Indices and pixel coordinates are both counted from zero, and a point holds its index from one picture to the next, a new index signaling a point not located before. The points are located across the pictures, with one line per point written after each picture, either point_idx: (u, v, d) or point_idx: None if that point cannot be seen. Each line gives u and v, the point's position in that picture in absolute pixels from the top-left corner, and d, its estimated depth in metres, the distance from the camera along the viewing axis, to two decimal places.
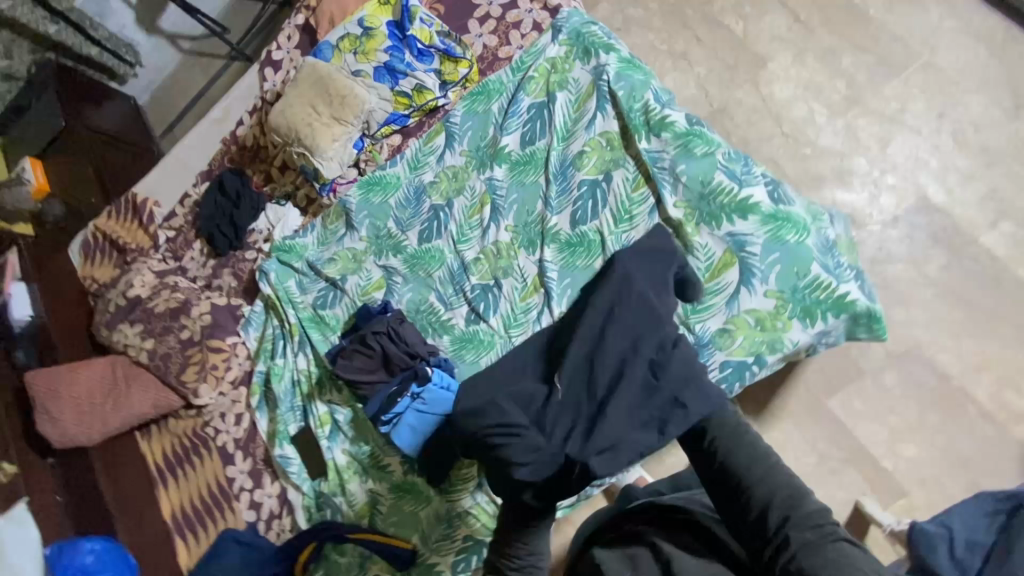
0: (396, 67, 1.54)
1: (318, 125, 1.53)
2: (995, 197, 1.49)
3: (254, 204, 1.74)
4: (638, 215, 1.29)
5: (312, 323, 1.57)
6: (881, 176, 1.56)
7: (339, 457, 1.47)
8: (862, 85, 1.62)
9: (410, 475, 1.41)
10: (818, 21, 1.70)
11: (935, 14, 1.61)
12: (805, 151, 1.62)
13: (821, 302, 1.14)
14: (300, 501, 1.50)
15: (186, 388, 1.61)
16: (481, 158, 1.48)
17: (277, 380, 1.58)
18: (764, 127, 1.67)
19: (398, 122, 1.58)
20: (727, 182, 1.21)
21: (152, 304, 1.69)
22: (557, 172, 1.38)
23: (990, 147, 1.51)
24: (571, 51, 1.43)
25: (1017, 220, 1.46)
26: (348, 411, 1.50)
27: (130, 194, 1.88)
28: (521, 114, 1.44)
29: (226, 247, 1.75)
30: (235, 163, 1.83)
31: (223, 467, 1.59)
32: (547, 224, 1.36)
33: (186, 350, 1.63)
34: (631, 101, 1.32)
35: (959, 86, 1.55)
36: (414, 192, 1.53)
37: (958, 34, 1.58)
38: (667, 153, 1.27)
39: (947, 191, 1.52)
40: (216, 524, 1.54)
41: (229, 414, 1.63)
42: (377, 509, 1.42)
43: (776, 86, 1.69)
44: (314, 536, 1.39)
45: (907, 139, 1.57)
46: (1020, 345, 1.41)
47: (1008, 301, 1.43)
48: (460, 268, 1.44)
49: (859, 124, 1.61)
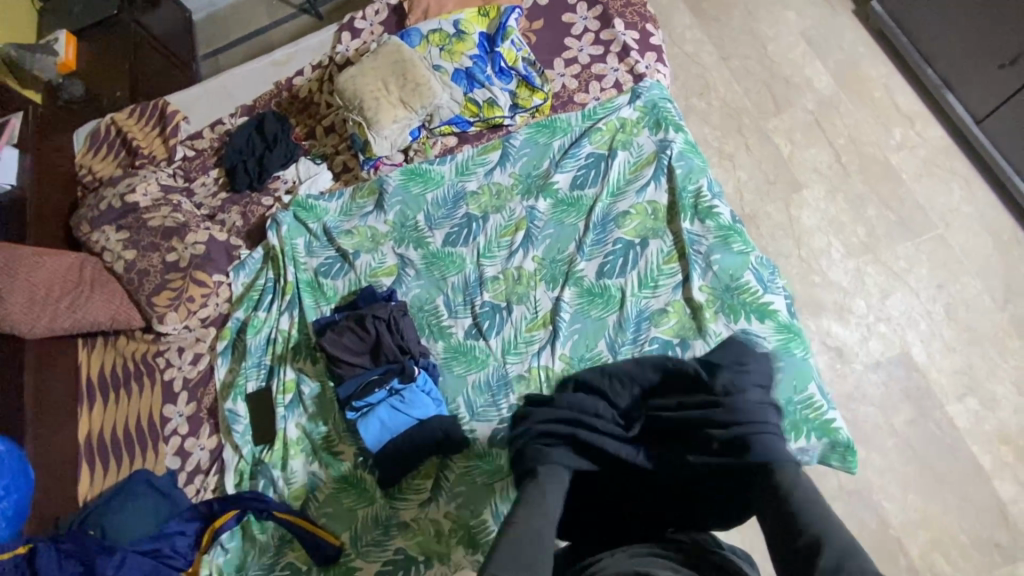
0: (476, 75, 1.57)
1: (384, 102, 1.54)
2: (968, 372, 1.60)
3: (287, 152, 1.71)
4: (663, 286, 1.33)
5: (308, 287, 1.52)
6: (875, 322, 1.67)
7: (291, 429, 1.40)
8: (880, 237, 1.76)
9: (360, 469, 1.34)
10: (856, 168, 1.84)
11: (957, 197, 1.77)
12: (814, 279, 1.74)
13: (809, 421, 1.17)
14: (234, 463, 1.41)
15: (152, 311, 1.51)
16: (529, 186, 1.50)
17: (252, 332, 1.51)
18: (784, 244, 1.78)
19: (459, 125, 1.61)
20: (754, 284, 1.26)
21: (147, 216, 1.60)
22: (597, 222, 1.41)
23: (975, 328, 1.64)
24: (642, 118, 1.50)
25: (982, 399, 1.57)
26: (315, 386, 1.43)
27: (162, 102, 1.83)
28: (579, 158, 1.49)
29: (245, 186, 1.69)
30: (281, 109, 1.80)
31: (163, 403, 1.49)
32: (574, 266, 1.38)
33: (167, 273, 1.54)
34: (686, 181, 1.39)
35: (961, 265, 1.70)
36: (453, 195, 1.54)
37: (972, 220, 1.74)
38: (706, 239, 1.33)
39: (929, 354, 1.63)
40: (136, 461, 1.45)
41: (188, 351, 1.54)
42: (314, 495, 1.34)
43: (805, 212, 1.81)
44: (238, 503, 1.31)
45: (905, 297, 1.69)
46: (960, 514, 1.48)
47: (957, 470, 1.51)
48: (477, 281, 1.43)
49: (867, 269, 1.73)
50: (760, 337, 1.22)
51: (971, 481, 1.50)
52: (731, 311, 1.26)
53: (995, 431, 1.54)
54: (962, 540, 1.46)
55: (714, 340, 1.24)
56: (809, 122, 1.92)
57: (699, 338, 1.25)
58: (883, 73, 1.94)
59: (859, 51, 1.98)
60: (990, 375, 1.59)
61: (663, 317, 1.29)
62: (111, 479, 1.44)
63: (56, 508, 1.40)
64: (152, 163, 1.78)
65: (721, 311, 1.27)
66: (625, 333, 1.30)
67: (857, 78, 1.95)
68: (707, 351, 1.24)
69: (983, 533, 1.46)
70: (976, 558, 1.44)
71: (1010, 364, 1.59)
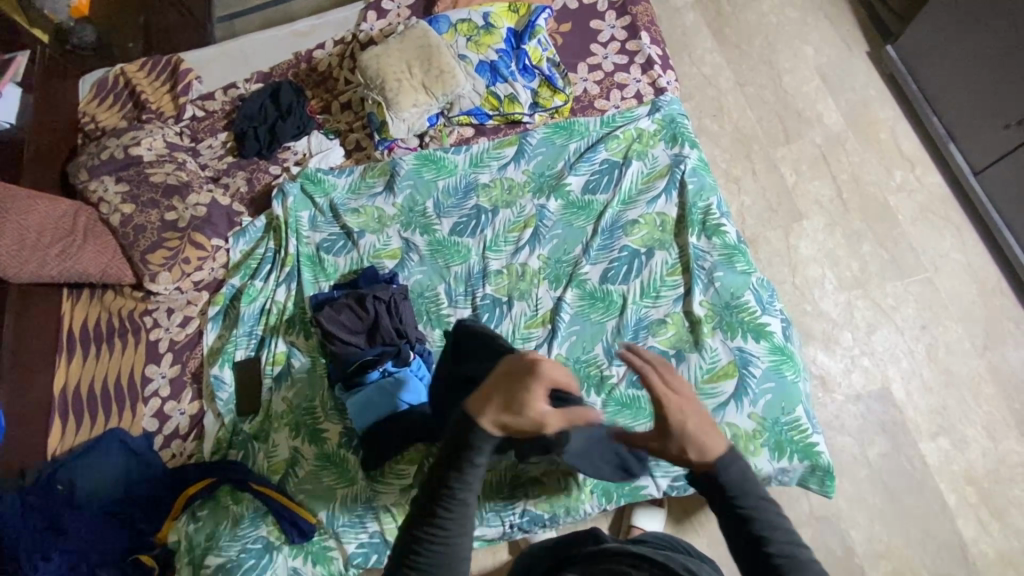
0: (500, 69, 1.59)
1: (406, 85, 1.54)
2: (943, 413, 1.65)
3: (300, 124, 1.68)
4: (664, 297, 1.34)
5: (308, 262, 1.50)
6: (859, 355, 1.72)
7: (276, 402, 1.37)
8: (872, 274, 1.81)
9: (344, 449, 1.32)
10: (856, 204, 1.89)
11: (948, 243, 1.83)
12: (805, 307, 1.78)
13: (793, 442, 1.20)
14: (214, 432, 1.38)
15: (145, 268, 1.47)
16: (541, 184, 1.51)
17: (246, 301, 1.48)
18: (780, 271, 1.82)
19: (478, 117, 1.61)
20: (753, 304, 1.29)
21: (150, 171, 1.56)
22: (606, 228, 1.42)
23: (954, 371, 1.69)
24: (660, 131, 1.52)
25: (953, 440, 1.62)
26: (306, 360, 1.41)
27: (176, 58, 1.80)
28: (594, 163, 1.50)
29: (253, 152, 1.67)
30: (298, 80, 1.78)
31: (146, 363, 1.46)
32: (579, 269, 1.39)
33: (164, 232, 1.50)
34: (696, 198, 1.41)
35: (946, 309, 1.75)
36: (464, 185, 1.54)
37: (960, 266, 1.80)
38: (711, 256, 1.35)
39: (907, 391, 1.67)
40: (111, 419, 1.41)
41: (177, 314, 1.51)
42: (293, 470, 1.32)
43: (802, 241, 1.86)
44: (212, 472, 1.30)
45: (890, 334, 1.74)
46: (922, 548, 1.52)
47: (923, 507, 1.56)
48: (480, 273, 1.43)
49: (857, 304, 1.77)
50: (754, 357, 1.25)
51: (936, 517, 1.54)
52: (729, 329, 1.28)
53: (962, 471, 1.59)
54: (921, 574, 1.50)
55: (709, 355, 1.26)
56: (815, 155, 1.96)
57: (695, 351, 1.27)
58: (890, 116, 2.00)
59: (870, 92, 2.04)
60: (963, 419, 1.64)
61: (662, 327, 1.31)
62: (83, 436, 1.40)
63: (22, 460, 1.36)
64: (159, 119, 1.73)
65: (719, 327, 1.29)
66: (622, 338, 1.31)
67: (866, 119, 2.00)
68: (701, 365, 1.26)
69: (942, 570, 1.50)
70: None
71: (982, 409, 1.64)
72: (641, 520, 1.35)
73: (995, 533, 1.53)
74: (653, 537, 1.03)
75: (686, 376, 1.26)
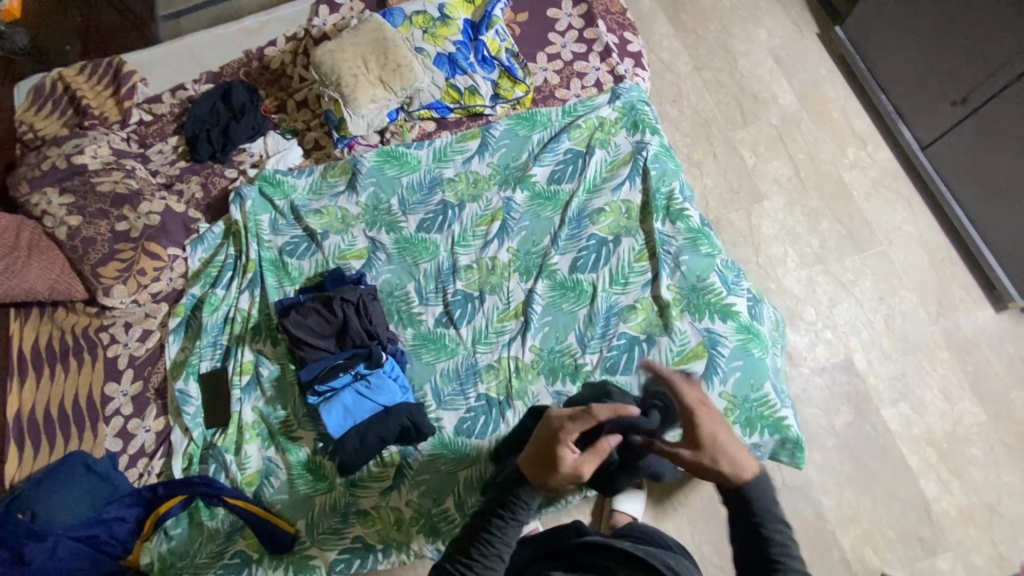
0: (458, 61, 1.57)
1: (363, 80, 1.51)
2: (902, 379, 1.72)
3: (255, 124, 1.63)
4: (633, 283, 1.35)
5: (272, 267, 1.46)
6: (822, 329, 1.78)
7: (246, 412, 1.34)
8: (831, 249, 1.87)
9: (320, 456, 1.30)
10: (813, 183, 1.95)
11: (900, 217, 1.90)
12: (769, 285, 1.83)
13: (763, 418, 1.23)
14: (183, 447, 1.33)
15: (97, 282, 1.41)
16: (506, 176, 1.50)
17: (208, 310, 1.43)
18: (744, 251, 1.87)
19: (439, 110, 1.59)
20: (719, 285, 1.31)
21: (96, 180, 1.49)
22: (573, 218, 1.43)
23: (910, 338, 1.76)
24: (620, 118, 1.52)
25: (912, 405, 1.70)
26: (275, 368, 1.37)
27: (118, 60, 1.71)
28: (558, 154, 1.50)
29: (207, 156, 1.60)
30: (250, 79, 1.72)
31: (105, 381, 1.40)
32: (548, 260, 1.39)
33: (115, 243, 1.44)
34: (659, 183, 1.43)
35: (901, 281, 1.82)
36: (429, 180, 1.51)
37: (913, 238, 1.87)
38: (676, 240, 1.37)
39: (868, 361, 1.74)
40: (71, 442, 1.35)
41: (136, 328, 1.45)
42: (269, 480, 1.28)
43: (765, 221, 1.91)
44: (183, 489, 1.24)
45: (850, 307, 1.80)
46: (887, 509, 1.59)
47: (888, 470, 1.63)
48: (450, 269, 1.42)
49: (818, 279, 1.83)
50: (722, 337, 1.27)
51: (900, 480, 1.62)
52: (697, 310, 1.30)
53: (922, 434, 1.67)
54: (889, 535, 1.57)
55: (679, 337, 1.28)
56: (773, 136, 2.01)
57: (665, 335, 1.29)
58: (842, 96, 2.06)
59: (822, 73, 2.09)
60: (920, 383, 1.72)
61: (632, 313, 1.32)
62: (41, 462, 1.33)
63: None
64: (103, 125, 1.65)
65: (687, 310, 1.31)
66: (594, 327, 1.32)
67: (819, 99, 2.06)
68: (672, 348, 1.28)
69: (908, 528, 1.57)
70: (901, 551, 1.55)
71: (938, 373, 1.72)
72: (623, 503, 1.37)
73: (955, 490, 1.61)
74: (639, 530, 1.06)
75: (657, 360, 1.27)
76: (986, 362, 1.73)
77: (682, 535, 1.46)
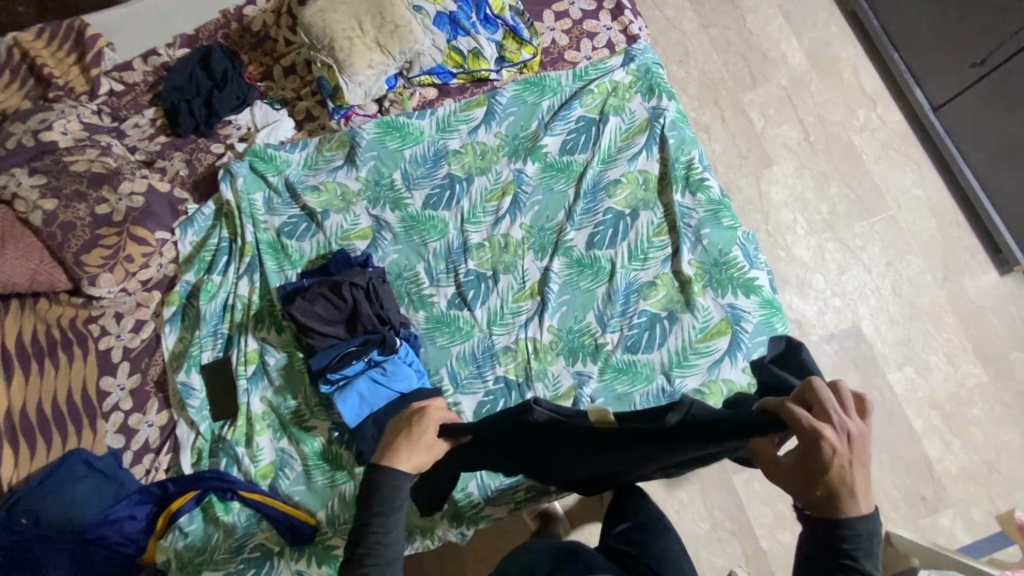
0: (460, 21, 1.46)
1: (358, 43, 1.39)
2: (907, 344, 1.74)
3: (240, 93, 1.49)
4: (653, 258, 1.31)
5: (270, 249, 1.37)
6: (831, 296, 1.78)
7: (255, 404, 1.29)
8: (840, 215, 1.84)
9: (336, 445, 1.26)
10: (822, 146, 1.90)
11: (909, 179, 1.87)
12: (779, 253, 1.81)
13: None
14: (190, 442, 1.28)
15: (81, 272, 1.31)
16: (515, 147, 1.42)
17: (206, 299, 1.34)
18: (753, 219, 1.84)
19: (441, 76, 1.48)
20: (741, 260, 1.27)
21: (69, 159, 1.36)
22: (588, 190, 1.36)
23: (916, 303, 1.77)
24: (636, 82, 1.44)
25: (918, 368, 1.72)
26: (282, 356, 1.31)
27: (80, 22, 1.54)
28: (570, 122, 1.42)
29: (189, 130, 1.47)
30: (230, 43, 1.57)
31: (100, 375, 1.33)
32: (563, 236, 1.33)
33: (97, 228, 1.33)
34: (678, 153, 1.36)
35: (909, 245, 1.81)
36: (434, 153, 1.42)
37: (921, 202, 1.85)
38: (696, 213, 1.32)
39: (876, 327, 1.75)
40: (70, 440, 1.28)
41: (128, 318, 1.36)
42: (284, 472, 1.25)
43: (774, 187, 1.87)
44: (195, 485, 1.20)
45: (858, 273, 1.79)
46: (892, 470, 1.64)
47: (893, 432, 1.67)
48: (460, 248, 1.35)
49: (827, 246, 1.82)
50: (745, 312, 1.24)
51: (903, 440, 1.66)
52: (720, 286, 1.26)
53: (926, 397, 1.70)
54: (892, 494, 1.62)
55: (701, 314, 1.25)
56: (782, 98, 1.95)
57: (687, 312, 1.25)
58: (851, 54, 1.99)
59: (831, 30, 2.01)
60: (926, 347, 1.73)
61: (652, 290, 1.28)
62: (38, 462, 1.26)
63: None
64: (70, 97, 1.50)
65: (709, 285, 1.27)
66: (614, 305, 1.28)
67: (828, 58, 1.99)
68: (694, 325, 1.24)
69: (911, 487, 1.63)
70: (904, 509, 1.61)
71: (942, 337, 1.74)
72: None
73: (956, 449, 1.66)
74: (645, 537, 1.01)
75: (679, 337, 1.24)
76: (989, 325, 1.75)
77: (695, 504, 1.50)
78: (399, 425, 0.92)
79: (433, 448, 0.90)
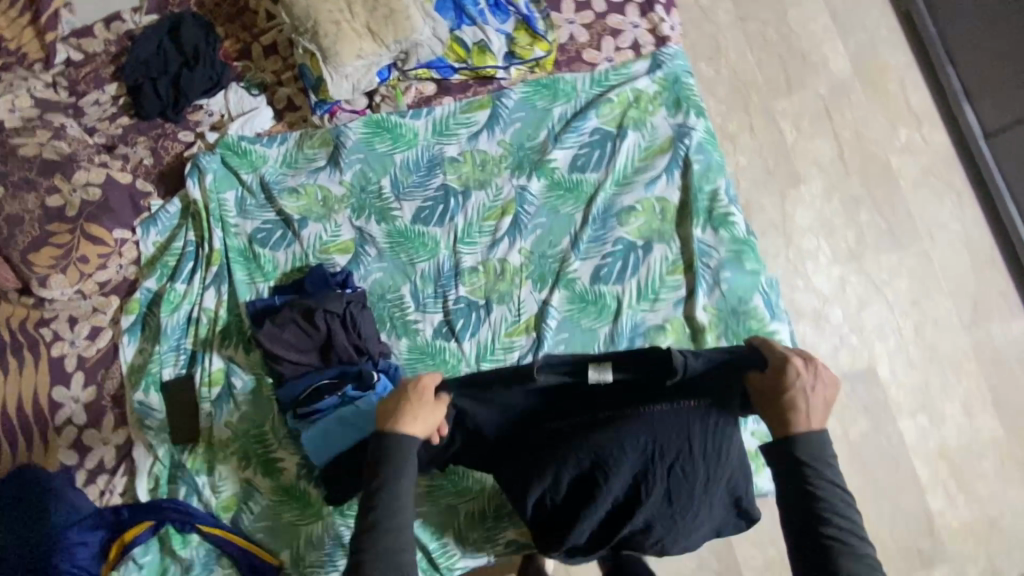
0: (466, 8, 1.30)
1: (347, 29, 1.23)
2: (923, 390, 1.63)
3: (213, 74, 1.32)
4: (664, 298, 1.18)
5: (240, 259, 1.24)
6: (848, 333, 1.66)
7: (218, 429, 1.18)
8: (868, 245, 1.70)
9: (304, 480, 1.16)
10: (857, 166, 1.74)
11: (947, 210, 1.72)
12: (797, 282, 1.68)
13: None
14: (146, 467, 1.18)
15: (30, 272, 1.18)
16: (520, 159, 1.26)
17: (167, 310, 1.22)
18: (773, 243, 1.70)
19: (441, 70, 1.30)
20: (763, 310, 1.15)
21: (17, 142, 1.21)
22: (597, 216, 1.22)
23: (938, 346, 1.65)
24: (661, 94, 1.28)
25: (931, 417, 1.62)
26: (249, 379, 1.20)
27: None
28: (583, 134, 1.26)
29: (155, 113, 1.31)
30: (205, 12, 1.38)
31: (51, 385, 1.21)
32: (567, 266, 1.20)
33: (48, 224, 1.19)
34: (703, 181, 1.22)
35: (938, 283, 1.68)
36: (428, 159, 1.27)
37: (957, 236, 1.71)
38: (717, 252, 1.18)
39: (893, 370, 1.64)
40: (18, 455, 1.19)
41: (83, 324, 1.24)
42: (247, 506, 1.16)
43: (799, 209, 1.71)
44: (151, 514, 1.14)
45: (880, 310, 1.67)
46: (892, 521, 1.57)
47: (897, 482, 1.59)
48: (451, 271, 1.22)
49: (850, 279, 1.68)
50: None
51: (906, 491, 1.58)
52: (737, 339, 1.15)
53: (936, 447, 1.61)
54: (890, 546, 1.55)
55: None
56: (818, 109, 1.77)
57: None
58: (900, 63, 1.80)
59: (881, 34, 1.81)
60: (942, 395, 1.63)
61: (660, 335, 1.16)
62: None
63: None
64: (22, 65, 1.33)
65: (725, 337, 1.15)
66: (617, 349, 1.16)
67: (874, 65, 1.79)
68: None
69: (909, 540, 1.56)
70: (899, 563, 1.54)
71: (961, 385, 1.64)
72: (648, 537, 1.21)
73: (960, 503, 1.59)
74: None
75: None
76: (1012, 375, 1.64)
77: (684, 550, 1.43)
78: (396, 395, 0.88)
79: (437, 407, 0.87)
